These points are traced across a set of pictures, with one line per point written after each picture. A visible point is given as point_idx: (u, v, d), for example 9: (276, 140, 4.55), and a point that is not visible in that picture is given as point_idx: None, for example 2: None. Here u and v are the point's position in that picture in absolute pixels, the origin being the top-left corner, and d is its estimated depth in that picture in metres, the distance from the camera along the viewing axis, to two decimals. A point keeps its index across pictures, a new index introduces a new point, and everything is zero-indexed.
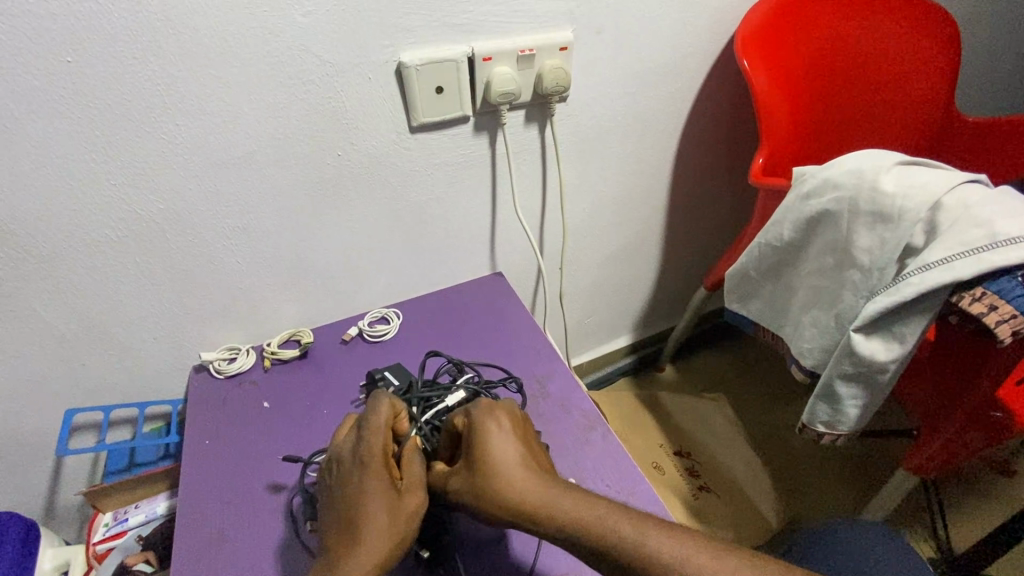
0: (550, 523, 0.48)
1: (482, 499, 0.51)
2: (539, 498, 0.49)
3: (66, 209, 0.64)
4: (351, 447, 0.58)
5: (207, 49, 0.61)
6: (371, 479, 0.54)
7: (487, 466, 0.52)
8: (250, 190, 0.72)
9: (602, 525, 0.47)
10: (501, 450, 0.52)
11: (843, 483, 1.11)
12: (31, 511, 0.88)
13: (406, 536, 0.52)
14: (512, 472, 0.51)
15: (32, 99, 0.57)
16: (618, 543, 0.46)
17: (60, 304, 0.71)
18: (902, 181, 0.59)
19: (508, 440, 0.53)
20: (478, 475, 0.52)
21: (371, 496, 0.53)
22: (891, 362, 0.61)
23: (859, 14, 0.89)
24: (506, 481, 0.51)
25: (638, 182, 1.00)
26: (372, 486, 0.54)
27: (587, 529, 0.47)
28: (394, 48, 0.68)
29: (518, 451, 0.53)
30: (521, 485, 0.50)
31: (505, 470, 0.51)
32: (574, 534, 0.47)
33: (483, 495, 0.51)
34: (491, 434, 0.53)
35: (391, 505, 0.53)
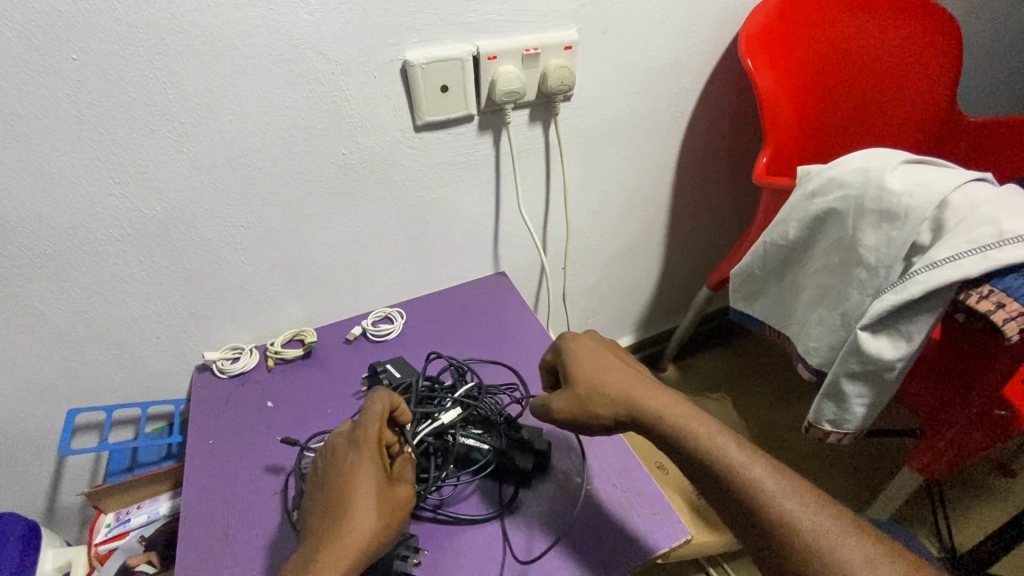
0: (653, 421, 0.54)
1: (595, 398, 0.57)
2: (645, 398, 0.55)
3: (70, 207, 0.64)
4: (348, 435, 0.59)
5: (213, 47, 0.61)
6: (365, 467, 0.55)
7: (591, 375, 0.58)
8: (255, 189, 0.72)
9: (698, 428, 0.52)
10: (603, 361, 0.60)
11: (846, 483, 1.11)
12: (32, 512, 0.88)
13: (393, 525, 0.53)
14: (618, 377, 0.58)
15: (36, 96, 0.57)
16: (712, 446, 0.51)
17: (63, 303, 0.71)
18: (908, 179, 0.59)
19: (610, 356, 0.61)
20: (589, 381, 0.58)
21: (362, 485, 0.53)
22: (897, 360, 0.61)
23: (862, 14, 0.89)
24: (614, 383, 0.57)
25: (642, 181, 1.00)
26: (365, 473, 0.54)
27: (686, 431, 0.52)
28: (400, 47, 0.68)
29: (619, 364, 0.60)
30: (626, 390, 0.56)
31: (609, 376, 0.58)
32: (673, 433, 0.52)
33: (592, 396, 0.57)
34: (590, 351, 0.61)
35: (382, 495, 0.53)
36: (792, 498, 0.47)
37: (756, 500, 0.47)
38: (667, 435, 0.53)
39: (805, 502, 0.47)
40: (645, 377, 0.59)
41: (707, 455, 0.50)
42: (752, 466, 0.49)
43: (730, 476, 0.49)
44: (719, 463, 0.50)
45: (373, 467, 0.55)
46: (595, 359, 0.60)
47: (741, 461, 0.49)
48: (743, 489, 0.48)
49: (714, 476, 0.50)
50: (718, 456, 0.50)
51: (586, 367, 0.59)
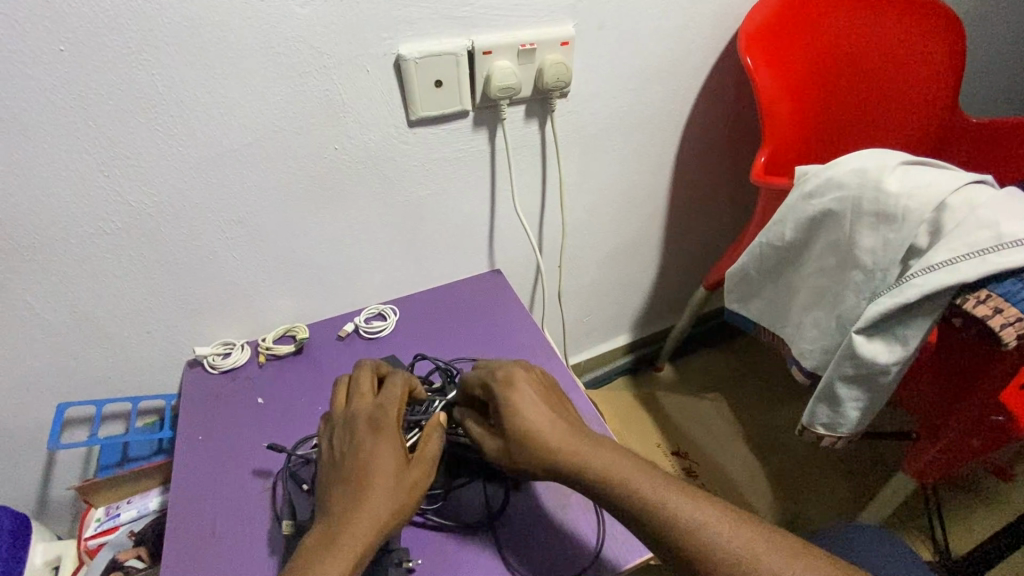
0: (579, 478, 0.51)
1: (521, 457, 0.53)
2: (574, 459, 0.51)
3: (58, 200, 0.63)
4: (364, 413, 0.57)
5: (203, 39, 0.60)
6: (381, 449, 0.53)
7: (518, 430, 0.54)
8: (245, 183, 0.71)
9: (633, 488, 0.49)
10: (529, 406, 0.55)
11: (840, 486, 1.10)
12: (22, 505, 0.88)
13: (410, 503, 0.52)
14: (549, 435, 0.53)
15: (22, 87, 0.56)
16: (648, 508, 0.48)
17: (52, 296, 0.70)
18: (907, 180, 0.59)
19: (537, 403, 0.55)
20: (517, 433, 0.54)
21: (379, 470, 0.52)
22: (892, 364, 0.60)
23: (865, 11, 0.88)
24: (543, 441, 0.53)
25: (639, 179, 0.99)
26: (388, 450, 0.53)
27: (621, 492, 0.50)
28: (393, 41, 0.67)
29: (544, 412, 0.55)
30: (555, 451, 0.52)
31: (538, 432, 0.53)
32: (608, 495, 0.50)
33: (519, 452, 0.53)
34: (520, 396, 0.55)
35: (394, 476, 0.52)
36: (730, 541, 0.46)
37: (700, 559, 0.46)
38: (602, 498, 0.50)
39: (761, 552, 0.45)
40: (570, 425, 0.54)
41: (646, 516, 0.48)
42: (696, 521, 0.47)
43: (672, 536, 0.47)
44: (656, 525, 0.48)
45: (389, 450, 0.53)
46: (519, 407, 0.55)
47: (681, 519, 0.47)
48: (685, 547, 0.46)
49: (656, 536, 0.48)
50: (655, 516, 0.48)
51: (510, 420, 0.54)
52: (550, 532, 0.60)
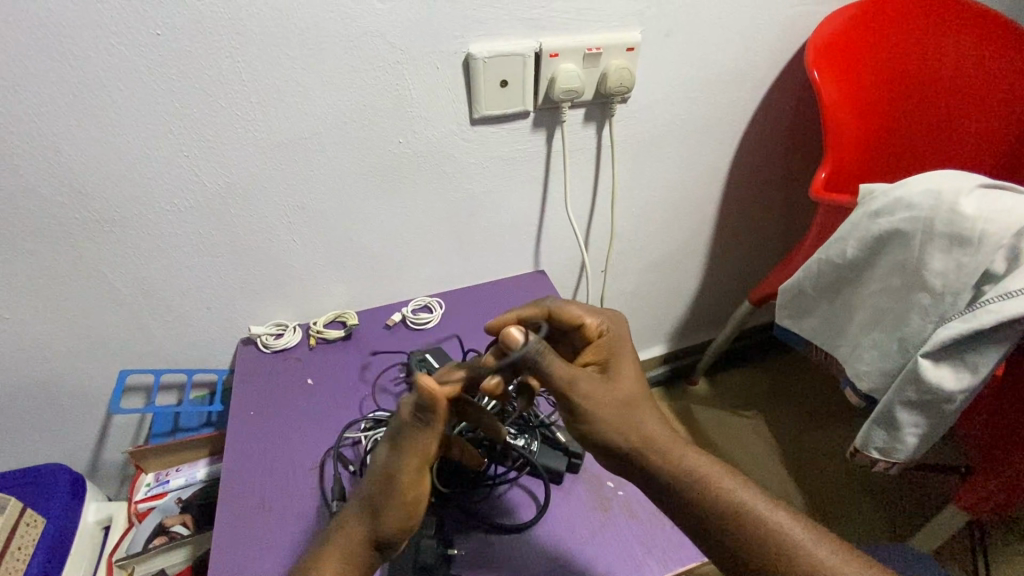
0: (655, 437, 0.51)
1: (615, 411, 0.52)
2: (664, 439, 0.51)
3: (140, 176, 0.67)
4: None
5: (288, 31, 0.62)
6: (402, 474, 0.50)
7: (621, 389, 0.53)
8: (312, 171, 0.74)
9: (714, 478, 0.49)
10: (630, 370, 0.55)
11: (881, 515, 1.07)
12: (77, 464, 0.92)
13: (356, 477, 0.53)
14: (646, 409, 0.53)
15: (121, 69, 0.60)
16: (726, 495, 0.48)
17: (125, 267, 0.74)
18: (985, 204, 0.57)
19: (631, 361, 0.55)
20: (615, 391, 0.53)
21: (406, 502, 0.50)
22: (959, 391, 0.58)
23: (944, 27, 0.86)
24: (640, 411, 0.52)
25: (690, 189, 0.99)
26: None
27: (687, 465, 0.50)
28: (464, 40, 0.69)
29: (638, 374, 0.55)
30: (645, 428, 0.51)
31: (638, 399, 0.53)
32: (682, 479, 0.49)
33: (617, 404, 0.52)
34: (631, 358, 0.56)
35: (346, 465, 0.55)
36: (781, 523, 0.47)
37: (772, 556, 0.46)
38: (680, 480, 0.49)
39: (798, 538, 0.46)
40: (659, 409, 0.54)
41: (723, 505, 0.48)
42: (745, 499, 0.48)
43: (747, 527, 0.47)
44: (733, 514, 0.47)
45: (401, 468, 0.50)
46: (618, 375, 0.54)
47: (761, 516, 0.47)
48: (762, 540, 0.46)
49: (727, 528, 0.47)
50: (734, 509, 0.48)
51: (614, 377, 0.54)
52: (595, 527, 0.60)
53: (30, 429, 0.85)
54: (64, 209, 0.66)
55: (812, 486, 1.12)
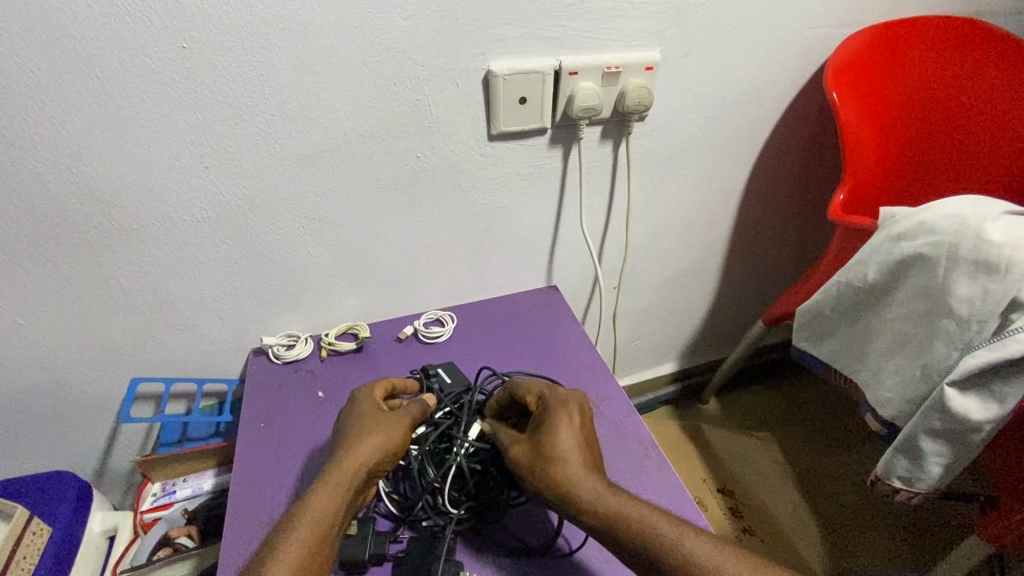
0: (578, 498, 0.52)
1: (540, 470, 0.54)
2: (591, 489, 0.52)
3: (160, 185, 0.67)
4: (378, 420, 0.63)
5: (311, 45, 0.63)
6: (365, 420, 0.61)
7: (551, 447, 0.55)
8: (329, 183, 0.74)
9: (640, 524, 0.49)
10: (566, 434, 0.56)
11: (896, 543, 1.05)
12: (83, 472, 0.91)
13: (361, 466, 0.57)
14: (572, 460, 0.54)
15: (146, 81, 0.60)
16: (654, 539, 0.48)
17: (141, 275, 0.74)
18: (1011, 231, 0.56)
19: (573, 425, 0.57)
20: (543, 449, 0.55)
21: (367, 435, 0.59)
22: (986, 422, 0.58)
23: (965, 51, 0.86)
24: (566, 465, 0.54)
25: (705, 208, 0.99)
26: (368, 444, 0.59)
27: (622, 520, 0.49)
28: (485, 57, 0.69)
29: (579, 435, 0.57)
30: (570, 483, 0.52)
31: (562, 454, 0.54)
32: (609, 529, 0.50)
33: (541, 464, 0.55)
34: (563, 419, 0.57)
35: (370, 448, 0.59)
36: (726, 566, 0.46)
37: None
38: (609, 532, 0.50)
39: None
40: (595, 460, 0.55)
41: (648, 552, 0.48)
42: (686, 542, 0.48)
43: (676, 570, 0.46)
44: (661, 560, 0.47)
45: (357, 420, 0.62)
46: (549, 432, 0.57)
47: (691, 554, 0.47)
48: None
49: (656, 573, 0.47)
50: (671, 554, 0.47)
51: (547, 437, 0.56)
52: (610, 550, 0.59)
53: (39, 435, 0.84)
54: (83, 216, 0.67)
55: (827, 510, 1.10)
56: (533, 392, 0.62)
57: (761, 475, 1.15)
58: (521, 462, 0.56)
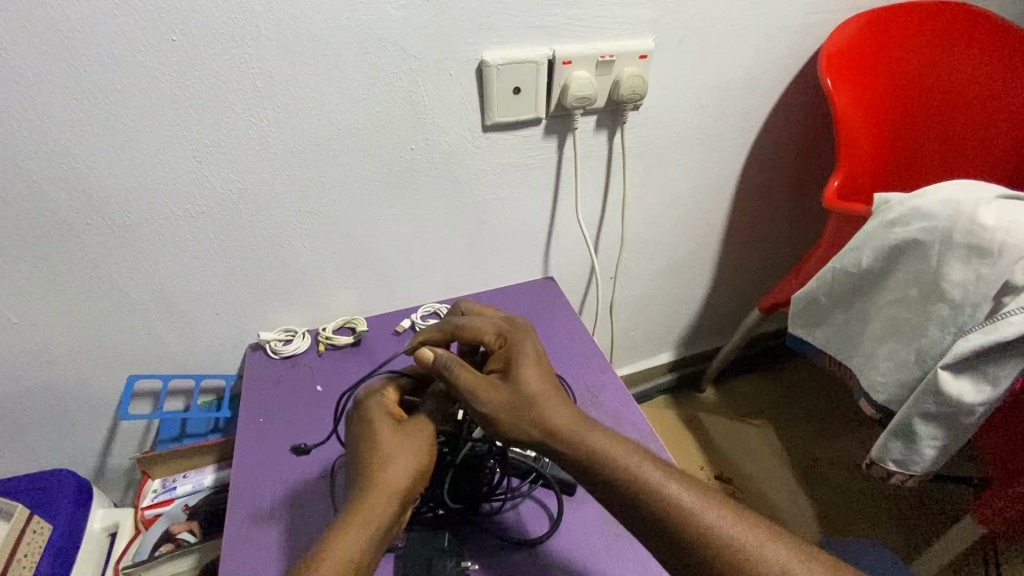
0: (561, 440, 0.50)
1: (517, 412, 0.52)
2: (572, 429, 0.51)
3: (153, 182, 0.67)
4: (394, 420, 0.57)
5: (302, 37, 0.62)
6: (381, 433, 0.56)
7: (523, 388, 0.53)
8: (323, 177, 0.73)
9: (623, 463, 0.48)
10: (539, 376, 0.54)
11: (891, 525, 1.06)
12: (82, 470, 0.91)
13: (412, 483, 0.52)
14: (547, 400, 0.53)
15: (135, 74, 0.59)
16: (639, 478, 0.48)
17: (134, 272, 0.73)
18: (1004, 215, 0.57)
19: (542, 369, 0.55)
20: (515, 389, 0.53)
21: (395, 458, 0.53)
22: (978, 403, 0.59)
23: (959, 36, 0.86)
24: (542, 408, 0.52)
25: (701, 197, 0.99)
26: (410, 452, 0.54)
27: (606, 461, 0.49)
28: (478, 47, 0.69)
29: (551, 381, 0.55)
30: (551, 423, 0.51)
31: (534, 392, 0.53)
32: (592, 467, 0.49)
33: (517, 406, 0.52)
34: (529, 358, 0.55)
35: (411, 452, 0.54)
36: (709, 510, 0.46)
37: (683, 540, 0.45)
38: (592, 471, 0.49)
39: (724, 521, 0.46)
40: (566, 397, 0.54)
41: (632, 491, 0.47)
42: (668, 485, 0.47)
43: (658, 512, 0.46)
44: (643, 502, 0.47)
45: (379, 435, 0.55)
46: (520, 372, 0.54)
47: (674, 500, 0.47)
48: (671, 527, 0.46)
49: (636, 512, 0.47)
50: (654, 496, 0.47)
51: (515, 378, 0.54)
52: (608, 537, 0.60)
53: (39, 434, 0.84)
54: (75, 213, 0.66)
55: (822, 495, 1.11)
56: (495, 333, 0.60)
57: (758, 463, 1.17)
58: (491, 403, 0.53)
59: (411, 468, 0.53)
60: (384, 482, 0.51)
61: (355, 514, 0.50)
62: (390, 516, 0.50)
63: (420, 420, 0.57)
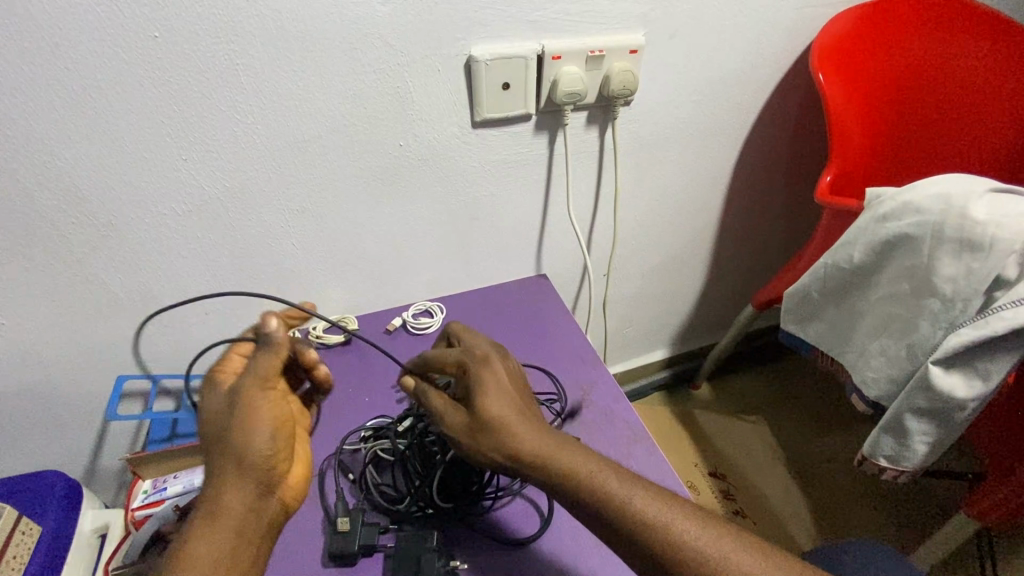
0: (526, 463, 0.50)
1: (481, 437, 0.52)
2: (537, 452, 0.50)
3: (139, 181, 0.66)
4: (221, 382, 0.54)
5: (287, 33, 0.61)
6: (205, 404, 0.53)
7: (483, 413, 0.52)
8: (311, 175, 0.73)
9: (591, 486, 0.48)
10: (499, 398, 0.53)
11: (886, 521, 1.06)
12: (73, 471, 0.91)
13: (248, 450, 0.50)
14: (511, 423, 0.52)
15: (118, 72, 0.59)
16: (604, 498, 0.47)
17: (122, 272, 0.73)
18: (995, 209, 0.56)
19: (502, 391, 0.54)
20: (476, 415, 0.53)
21: (228, 429, 0.50)
22: (969, 398, 0.59)
23: (953, 28, 0.85)
24: (505, 431, 0.51)
25: (694, 193, 0.98)
26: (251, 420, 0.51)
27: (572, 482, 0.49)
28: (466, 42, 0.68)
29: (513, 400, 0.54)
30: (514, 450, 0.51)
31: (494, 419, 0.52)
32: (559, 489, 0.49)
33: (480, 433, 0.52)
34: (489, 382, 0.54)
35: (240, 417, 0.51)
36: (678, 523, 0.46)
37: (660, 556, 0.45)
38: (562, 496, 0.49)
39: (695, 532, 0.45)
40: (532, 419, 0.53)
41: (601, 510, 0.47)
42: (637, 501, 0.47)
43: (628, 529, 0.46)
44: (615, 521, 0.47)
45: (207, 412, 0.52)
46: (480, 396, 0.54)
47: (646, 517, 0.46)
48: (641, 543, 0.46)
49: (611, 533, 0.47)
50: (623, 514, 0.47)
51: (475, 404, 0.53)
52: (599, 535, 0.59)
53: (28, 436, 0.84)
54: (60, 212, 0.65)
55: (817, 491, 1.11)
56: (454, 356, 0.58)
57: (753, 460, 1.17)
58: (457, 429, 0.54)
59: (248, 443, 0.50)
60: (225, 460, 0.49)
61: (202, 508, 0.49)
62: (246, 496, 0.49)
63: (247, 380, 0.52)
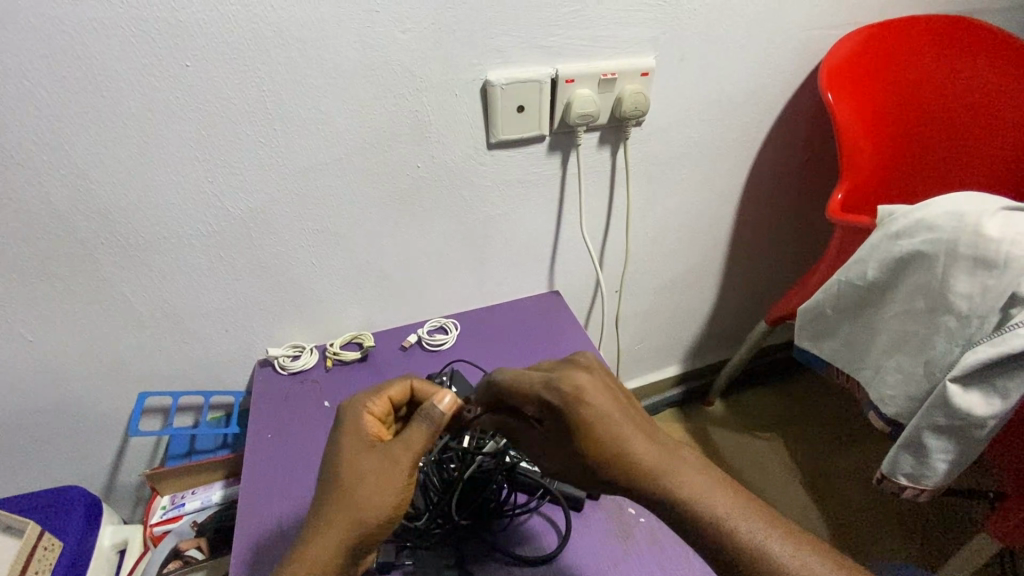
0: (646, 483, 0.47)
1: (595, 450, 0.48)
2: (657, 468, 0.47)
3: (166, 203, 0.69)
4: (409, 441, 0.52)
5: (309, 60, 0.64)
6: (366, 466, 0.51)
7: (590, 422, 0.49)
8: (330, 196, 0.75)
9: (708, 501, 0.45)
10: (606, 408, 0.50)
11: (906, 540, 1.05)
12: (92, 486, 0.92)
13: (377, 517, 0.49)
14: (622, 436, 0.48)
15: (150, 99, 0.61)
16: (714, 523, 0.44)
17: (146, 290, 0.75)
18: (1008, 227, 0.57)
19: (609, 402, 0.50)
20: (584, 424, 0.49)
21: (375, 496, 0.49)
22: (989, 417, 0.59)
23: (960, 48, 0.86)
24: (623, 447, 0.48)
25: (705, 210, 0.99)
26: (379, 491, 0.50)
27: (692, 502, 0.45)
28: (482, 67, 0.70)
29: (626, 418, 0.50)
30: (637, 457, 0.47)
31: (609, 427, 0.49)
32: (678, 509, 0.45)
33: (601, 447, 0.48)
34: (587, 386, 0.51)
35: (389, 492, 0.50)
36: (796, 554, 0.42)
37: None
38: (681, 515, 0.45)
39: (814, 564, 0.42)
40: (651, 432, 0.50)
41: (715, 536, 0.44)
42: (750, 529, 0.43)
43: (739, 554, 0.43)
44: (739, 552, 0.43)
45: (365, 472, 0.51)
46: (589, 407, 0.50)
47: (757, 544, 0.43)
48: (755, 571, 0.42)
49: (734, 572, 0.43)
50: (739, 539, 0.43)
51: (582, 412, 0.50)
52: (617, 553, 0.60)
53: (48, 451, 0.85)
54: (90, 233, 0.68)
55: (833, 508, 1.10)
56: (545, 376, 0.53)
57: (769, 476, 1.16)
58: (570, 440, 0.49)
59: (383, 497, 0.50)
60: (340, 514, 0.49)
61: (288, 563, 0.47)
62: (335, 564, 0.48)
63: (399, 446, 0.52)
